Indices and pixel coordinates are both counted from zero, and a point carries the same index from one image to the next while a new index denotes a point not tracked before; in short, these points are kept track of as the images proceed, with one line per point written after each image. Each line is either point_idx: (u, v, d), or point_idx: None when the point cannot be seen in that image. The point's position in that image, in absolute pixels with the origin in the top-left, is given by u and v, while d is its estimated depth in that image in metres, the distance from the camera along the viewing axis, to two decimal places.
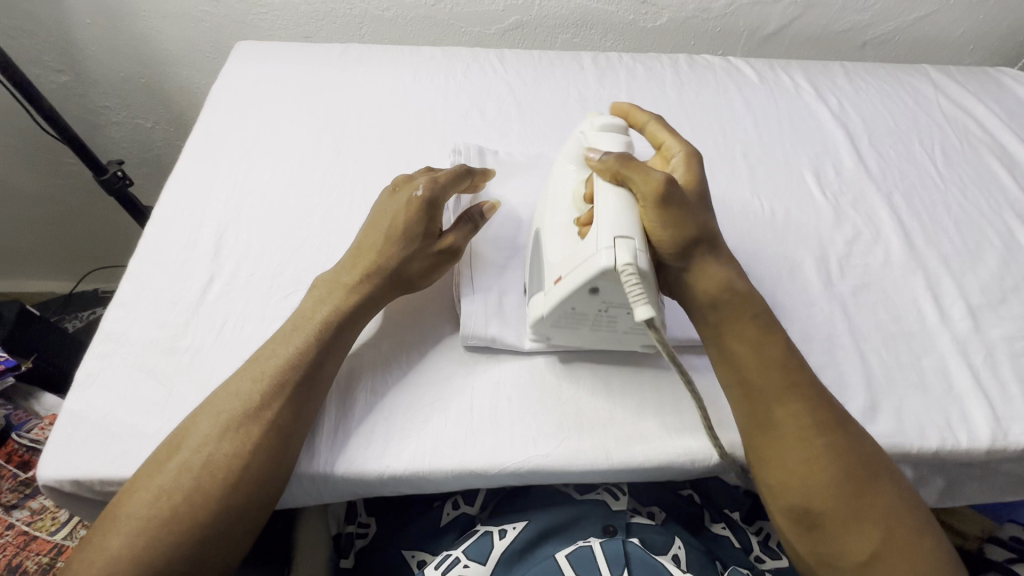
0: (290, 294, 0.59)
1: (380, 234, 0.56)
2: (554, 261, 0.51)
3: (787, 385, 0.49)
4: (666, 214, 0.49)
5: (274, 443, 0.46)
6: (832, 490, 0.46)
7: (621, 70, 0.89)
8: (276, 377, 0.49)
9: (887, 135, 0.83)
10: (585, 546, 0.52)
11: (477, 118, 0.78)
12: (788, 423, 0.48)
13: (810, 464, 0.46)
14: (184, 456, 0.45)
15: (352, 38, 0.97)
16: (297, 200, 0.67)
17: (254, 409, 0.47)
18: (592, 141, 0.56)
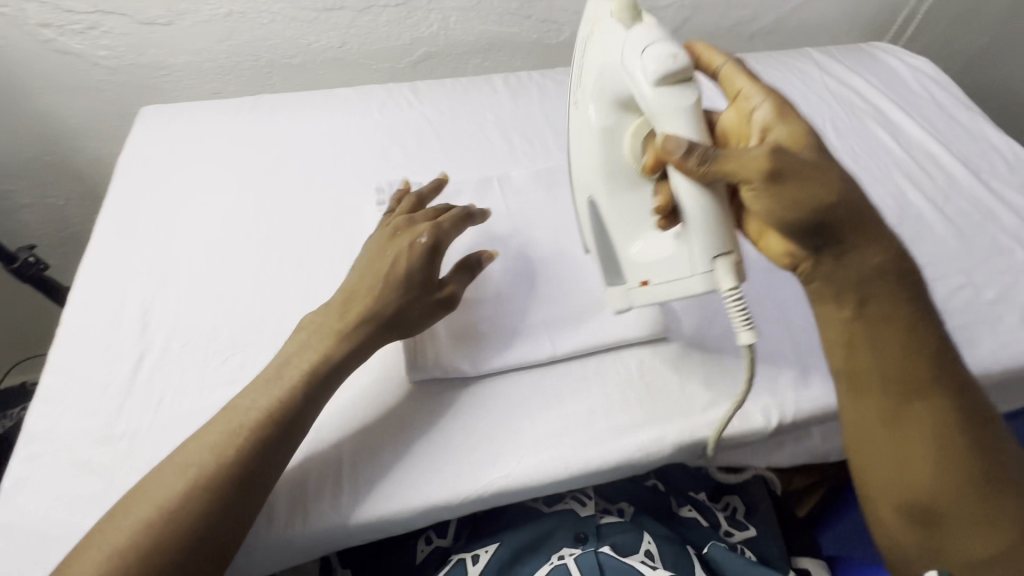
0: (229, 358, 0.58)
1: (379, 278, 0.56)
2: (630, 255, 0.54)
3: (931, 383, 0.50)
4: (780, 194, 0.47)
5: (230, 502, 0.45)
6: (952, 489, 0.49)
7: (532, 88, 0.92)
8: (234, 433, 0.47)
9: None
10: (560, 564, 0.55)
11: (398, 153, 0.79)
12: (921, 422, 0.49)
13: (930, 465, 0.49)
14: (137, 514, 0.43)
15: (263, 88, 0.96)
16: (224, 261, 0.66)
17: (209, 468, 0.45)
18: (648, 99, 0.48)
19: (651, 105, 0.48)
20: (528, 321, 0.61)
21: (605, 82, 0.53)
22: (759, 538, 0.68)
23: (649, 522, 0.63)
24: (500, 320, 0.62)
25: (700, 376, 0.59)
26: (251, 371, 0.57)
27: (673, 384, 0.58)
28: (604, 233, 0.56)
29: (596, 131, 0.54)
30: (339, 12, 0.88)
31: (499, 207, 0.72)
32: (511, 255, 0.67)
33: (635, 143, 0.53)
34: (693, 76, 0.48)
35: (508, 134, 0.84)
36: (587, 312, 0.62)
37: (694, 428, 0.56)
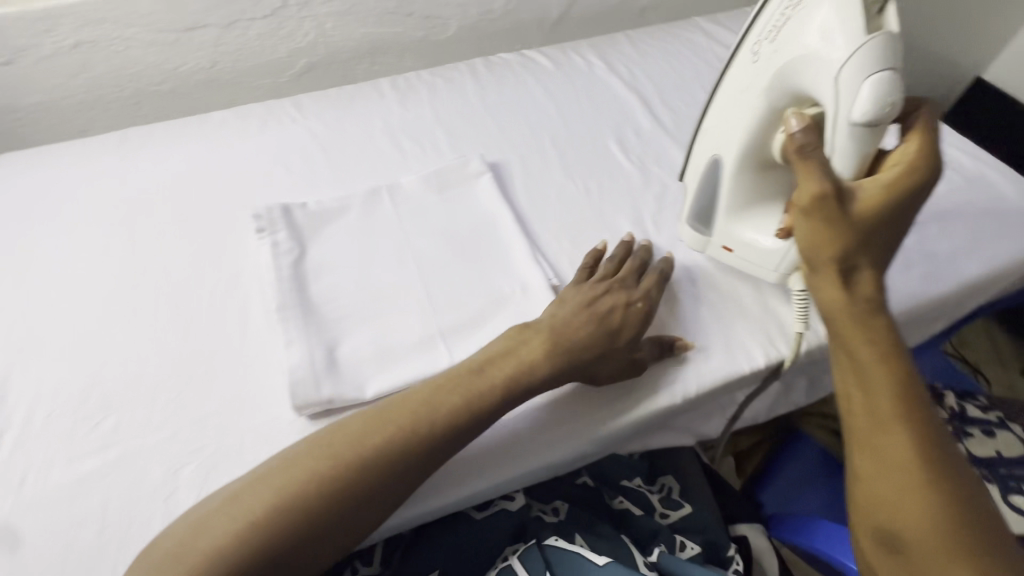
0: (100, 422, 0.53)
1: (575, 330, 0.55)
2: (735, 226, 0.61)
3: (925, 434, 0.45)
4: (829, 221, 0.46)
5: (324, 528, 0.44)
6: (935, 532, 0.41)
7: (422, 88, 0.89)
8: (343, 459, 0.46)
9: (674, 90, 0.90)
10: (507, 568, 0.57)
11: (282, 173, 0.75)
12: (888, 454, 0.43)
13: (912, 498, 0.42)
14: (217, 530, 0.42)
15: (135, 120, 0.90)
16: (93, 315, 0.61)
17: (309, 494, 0.44)
18: (840, 128, 0.49)
19: (835, 125, 0.49)
20: (423, 333, 0.59)
21: (783, 58, 0.52)
22: (696, 514, 0.69)
23: (585, 519, 0.63)
24: (393, 336, 0.58)
25: None
26: (126, 433, 0.53)
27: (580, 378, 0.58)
28: (716, 199, 0.62)
29: (749, 94, 0.55)
30: (201, 30, 0.82)
31: (389, 218, 0.69)
32: (402, 266, 0.64)
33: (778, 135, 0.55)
34: (880, 121, 0.47)
35: (398, 139, 0.81)
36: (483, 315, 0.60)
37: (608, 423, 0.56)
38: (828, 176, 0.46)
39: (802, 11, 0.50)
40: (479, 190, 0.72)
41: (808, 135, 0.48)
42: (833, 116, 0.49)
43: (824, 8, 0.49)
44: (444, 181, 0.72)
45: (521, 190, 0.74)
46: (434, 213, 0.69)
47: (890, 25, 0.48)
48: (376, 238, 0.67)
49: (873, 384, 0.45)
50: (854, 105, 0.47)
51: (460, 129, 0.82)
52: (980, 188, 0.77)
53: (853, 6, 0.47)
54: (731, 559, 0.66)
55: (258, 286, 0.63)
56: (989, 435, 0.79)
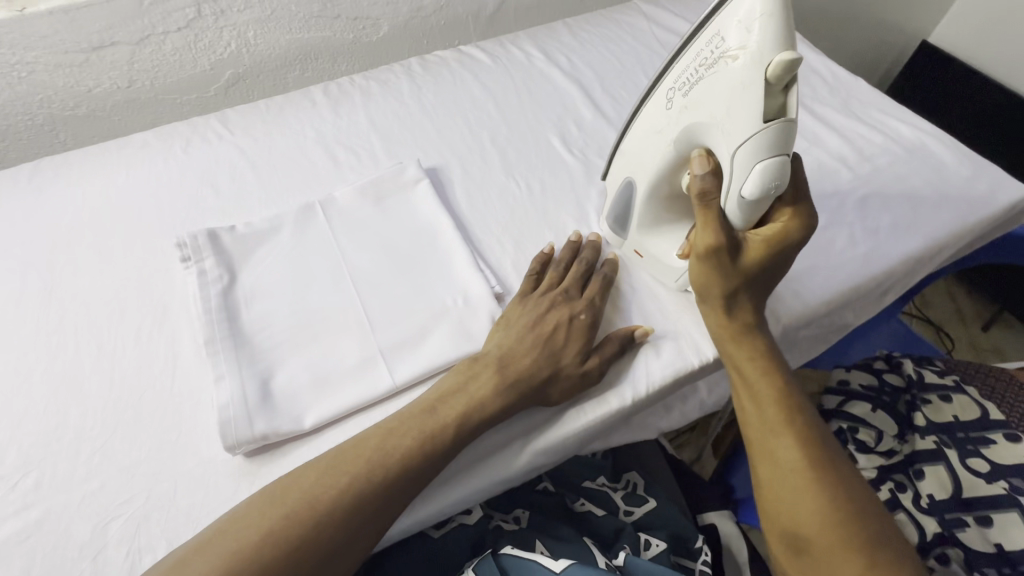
0: (20, 480, 0.50)
1: (524, 347, 0.55)
2: (649, 238, 0.61)
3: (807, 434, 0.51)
4: (717, 270, 0.53)
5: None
6: (825, 519, 0.46)
7: (355, 93, 0.86)
8: (299, 517, 0.44)
9: (616, 78, 0.88)
10: None
11: (209, 195, 0.72)
12: (781, 456, 0.49)
13: (803, 491, 0.47)
14: None
15: (52, 148, 0.85)
16: (9, 365, 0.57)
17: (261, 559, 0.42)
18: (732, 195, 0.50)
19: (729, 191, 0.51)
20: (362, 354, 0.56)
21: (692, 115, 0.51)
22: (660, 507, 0.68)
23: (544, 525, 0.63)
24: (332, 360, 0.56)
25: None
26: (48, 489, 0.49)
27: None
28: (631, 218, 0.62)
29: (663, 137, 0.55)
30: (111, 49, 0.77)
31: (324, 235, 0.66)
32: (339, 284, 0.62)
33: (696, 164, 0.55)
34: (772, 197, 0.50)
35: (332, 149, 0.78)
36: (424, 329, 0.58)
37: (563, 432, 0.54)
38: (725, 230, 0.51)
39: (712, 73, 0.49)
40: (417, 197, 0.70)
41: (712, 181, 0.51)
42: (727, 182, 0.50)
43: (735, 78, 0.47)
44: (379, 191, 0.70)
45: (462, 194, 0.72)
46: (371, 226, 0.67)
47: (791, 106, 0.47)
48: (310, 257, 0.64)
49: (762, 396, 0.52)
50: (745, 180, 0.49)
51: (397, 135, 0.79)
52: (921, 156, 0.78)
53: (758, 81, 0.46)
54: (699, 550, 0.66)
55: (187, 319, 0.60)
56: (947, 400, 0.80)
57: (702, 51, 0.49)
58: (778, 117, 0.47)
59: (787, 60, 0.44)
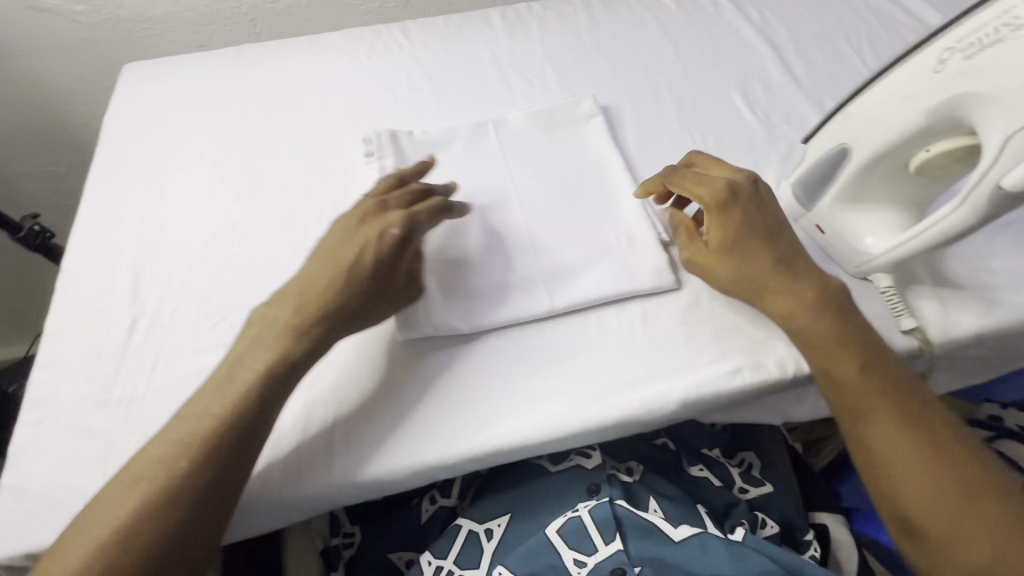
0: (219, 321, 0.57)
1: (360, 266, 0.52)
2: (843, 213, 0.54)
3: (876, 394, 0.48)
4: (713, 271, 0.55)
5: (207, 485, 0.45)
6: (934, 501, 0.44)
7: (533, 21, 0.84)
8: (202, 423, 0.46)
9: (814, 40, 0.80)
10: (575, 517, 0.57)
11: (388, 99, 0.75)
12: (872, 438, 0.47)
13: (907, 478, 0.45)
14: (183, 434, 0.46)
15: (249, 38, 0.93)
16: (212, 221, 0.64)
17: (180, 460, 0.45)
18: (981, 188, 0.44)
19: (975, 188, 0.44)
20: (523, 273, 0.58)
21: (967, 85, 0.43)
22: (777, 495, 0.66)
23: (659, 482, 0.62)
24: (491, 271, 0.58)
25: (709, 331, 0.55)
26: None
27: (679, 337, 0.55)
28: (828, 188, 0.55)
29: (913, 105, 0.46)
30: None
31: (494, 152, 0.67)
32: (506, 202, 0.63)
33: (943, 144, 0.47)
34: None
35: (504, 73, 0.78)
36: (585, 261, 0.59)
37: (702, 382, 0.52)
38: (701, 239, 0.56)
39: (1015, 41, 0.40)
40: (587, 130, 0.69)
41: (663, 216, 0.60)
42: (978, 176, 0.44)
43: None
44: (552, 120, 0.69)
45: (632, 137, 0.70)
46: (539, 153, 0.67)
47: None
48: (479, 172, 0.65)
49: (837, 374, 0.49)
50: (1011, 173, 0.42)
51: (569, 68, 0.78)
52: None
53: None
54: (809, 543, 0.64)
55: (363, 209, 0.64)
56: None
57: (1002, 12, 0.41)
58: None
59: None
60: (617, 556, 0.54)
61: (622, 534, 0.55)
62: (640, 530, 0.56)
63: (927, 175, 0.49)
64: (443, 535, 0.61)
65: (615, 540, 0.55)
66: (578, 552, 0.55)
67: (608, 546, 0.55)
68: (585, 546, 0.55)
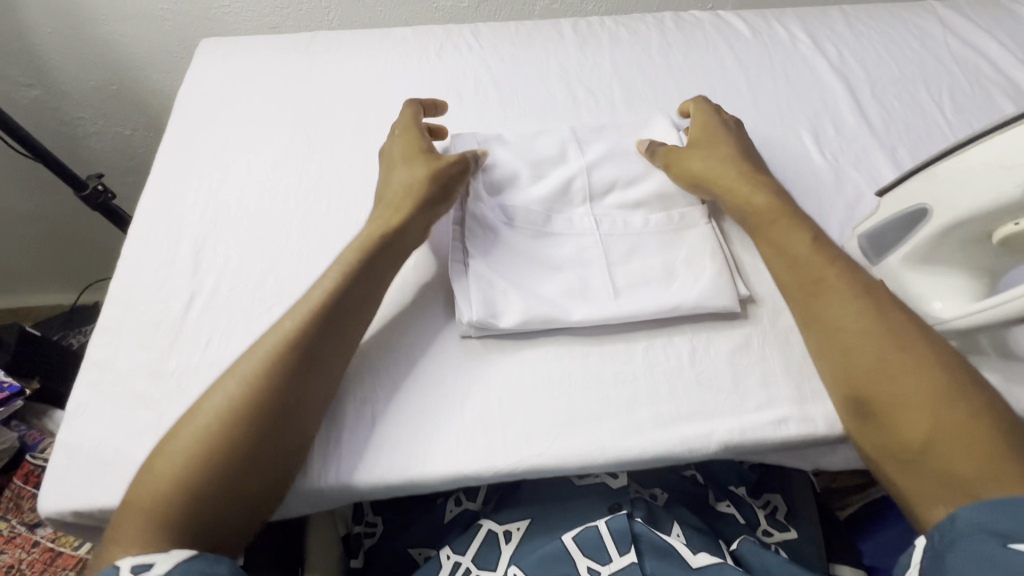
0: (273, 305, 0.58)
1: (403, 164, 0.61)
2: (911, 273, 0.53)
3: (832, 276, 0.52)
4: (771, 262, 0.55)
5: (293, 400, 0.47)
6: (883, 376, 0.47)
7: (604, 36, 0.84)
8: (285, 339, 0.49)
9: (891, 84, 0.78)
10: (591, 526, 0.56)
11: (454, 101, 0.75)
12: (842, 318, 0.50)
13: (855, 350, 0.49)
14: (278, 331, 0.49)
15: (321, 24, 0.95)
16: (275, 206, 0.65)
17: (263, 368, 0.47)
18: None
19: None
20: (568, 286, 0.58)
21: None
22: (800, 541, 0.65)
23: (683, 511, 0.61)
24: (547, 282, 0.58)
25: (758, 373, 0.54)
26: None
27: (726, 377, 0.54)
28: (901, 243, 0.53)
29: (1009, 175, 0.45)
30: None
31: (560, 164, 0.66)
32: (571, 217, 0.62)
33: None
34: None
35: (572, 87, 0.77)
36: (642, 282, 0.58)
37: (746, 426, 0.51)
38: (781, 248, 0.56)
39: None
40: None
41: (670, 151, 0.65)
42: None
43: None
44: (617, 139, 0.69)
45: None
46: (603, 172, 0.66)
47: None
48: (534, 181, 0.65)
49: (799, 250, 0.54)
50: None
51: (638, 88, 0.77)
52: None
53: None
54: None
55: None
56: None
57: None
58: None
59: None
60: (631, 568, 0.53)
61: (637, 549, 0.54)
62: (657, 550, 0.55)
63: (1010, 245, 0.48)
64: (462, 535, 0.61)
65: (629, 553, 0.54)
66: (593, 562, 0.54)
67: (621, 558, 0.54)
68: (600, 555, 0.54)
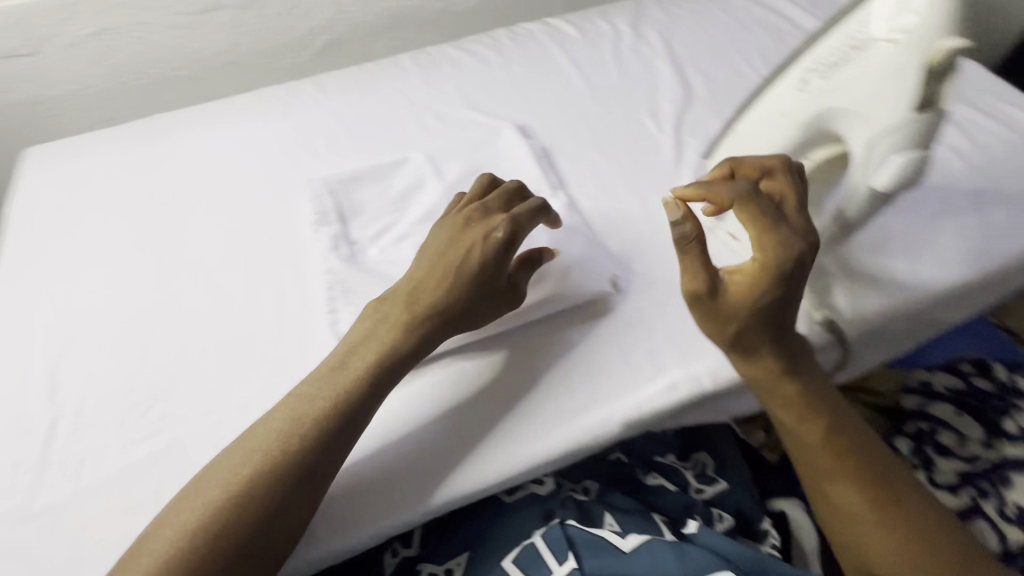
0: (148, 409, 0.55)
1: (439, 274, 0.54)
2: None
3: (837, 456, 0.50)
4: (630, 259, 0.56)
5: (261, 531, 0.43)
6: (893, 550, 0.47)
7: (445, 63, 0.86)
8: (264, 460, 0.45)
9: (709, 55, 0.86)
10: (530, 543, 0.57)
11: (308, 156, 0.75)
12: (841, 503, 0.49)
13: (866, 524, 0.48)
14: (262, 445, 0.46)
15: (160, 107, 0.91)
16: (135, 305, 0.62)
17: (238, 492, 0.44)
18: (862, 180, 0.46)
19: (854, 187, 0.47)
20: None
21: (832, 101, 0.46)
22: (730, 490, 0.68)
23: (613, 496, 0.63)
24: None
25: (642, 348, 0.57)
26: (173, 420, 0.54)
27: (614, 359, 0.56)
28: None
29: (786, 121, 0.50)
30: (219, 11, 0.83)
31: (421, 191, 0.68)
32: None
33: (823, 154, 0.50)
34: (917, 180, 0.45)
35: (424, 117, 0.79)
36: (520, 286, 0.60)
37: (640, 402, 0.54)
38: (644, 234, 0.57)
39: (859, 59, 0.44)
40: (509, 162, 0.71)
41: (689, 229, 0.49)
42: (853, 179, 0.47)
43: (885, 66, 0.42)
44: (473, 158, 0.71)
45: (552, 164, 0.72)
46: (466, 192, 0.68)
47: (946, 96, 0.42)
48: (402, 215, 0.66)
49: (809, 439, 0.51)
50: (876, 173, 0.45)
51: (486, 105, 0.80)
52: None
53: (915, 69, 0.41)
54: (766, 532, 0.65)
55: (296, 266, 0.64)
56: None
57: (849, 31, 0.44)
58: (927, 110, 0.42)
59: (949, 50, 0.39)
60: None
61: (575, 553, 0.55)
62: (592, 546, 0.55)
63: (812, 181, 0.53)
64: None
65: (568, 561, 0.55)
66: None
67: (561, 568, 0.54)
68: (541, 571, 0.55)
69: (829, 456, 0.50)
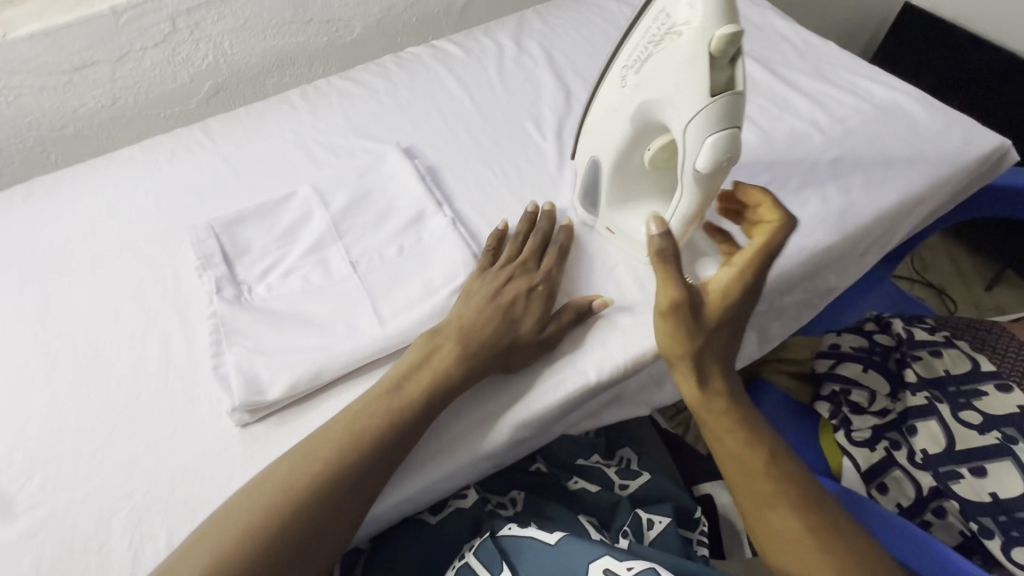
0: (27, 483, 0.52)
1: (484, 325, 0.56)
2: (615, 215, 0.62)
3: (769, 479, 0.51)
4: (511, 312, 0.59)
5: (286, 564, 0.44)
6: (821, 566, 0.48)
7: (332, 94, 0.87)
8: (262, 527, 0.45)
9: (586, 60, 0.89)
10: (464, 565, 0.55)
11: (195, 202, 0.74)
12: (776, 525, 0.50)
13: (796, 542, 0.49)
14: (257, 508, 0.46)
15: (45, 170, 0.89)
16: (13, 377, 0.60)
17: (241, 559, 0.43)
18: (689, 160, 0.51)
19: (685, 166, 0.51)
20: (339, 331, 0.59)
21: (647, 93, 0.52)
22: (653, 480, 0.69)
23: (536, 505, 0.63)
24: (316, 337, 0.58)
25: None
26: (54, 490, 0.52)
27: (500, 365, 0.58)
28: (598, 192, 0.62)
29: (620, 115, 0.55)
30: (93, 67, 0.82)
31: (308, 223, 0.68)
32: (329, 266, 0.64)
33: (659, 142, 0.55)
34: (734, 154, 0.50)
35: (313, 150, 0.79)
36: (407, 304, 0.61)
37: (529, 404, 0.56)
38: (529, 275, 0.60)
39: (661, 51, 0.50)
40: (395, 184, 0.72)
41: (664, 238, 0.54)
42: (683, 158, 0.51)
43: (681, 55, 0.48)
44: (359, 184, 0.72)
45: (440, 182, 0.74)
46: (354, 219, 0.68)
47: (739, 79, 0.48)
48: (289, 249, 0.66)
49: (745, 464, 0.53)
50: (697, 150, 0.50)
51: (374, 131, 0.81)
52: (894, 114, 0.76)
53: (703, 55, 0.47)
54: (697, 521, 0.67)
55: (184, 314, 0.63)
56: (937, 355, 0.77)
57: (650, 29, 0.50)
58: (724, 92, 0.48)
59: (726, 35, 0.45)
60: None
61: (510, 564, 0.53)
62: (524, 552, 0.54)
63: (659, 168, 0.58)
64: None
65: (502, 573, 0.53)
66: None
67: None
68: None
69: (761, 479, 0.52)
